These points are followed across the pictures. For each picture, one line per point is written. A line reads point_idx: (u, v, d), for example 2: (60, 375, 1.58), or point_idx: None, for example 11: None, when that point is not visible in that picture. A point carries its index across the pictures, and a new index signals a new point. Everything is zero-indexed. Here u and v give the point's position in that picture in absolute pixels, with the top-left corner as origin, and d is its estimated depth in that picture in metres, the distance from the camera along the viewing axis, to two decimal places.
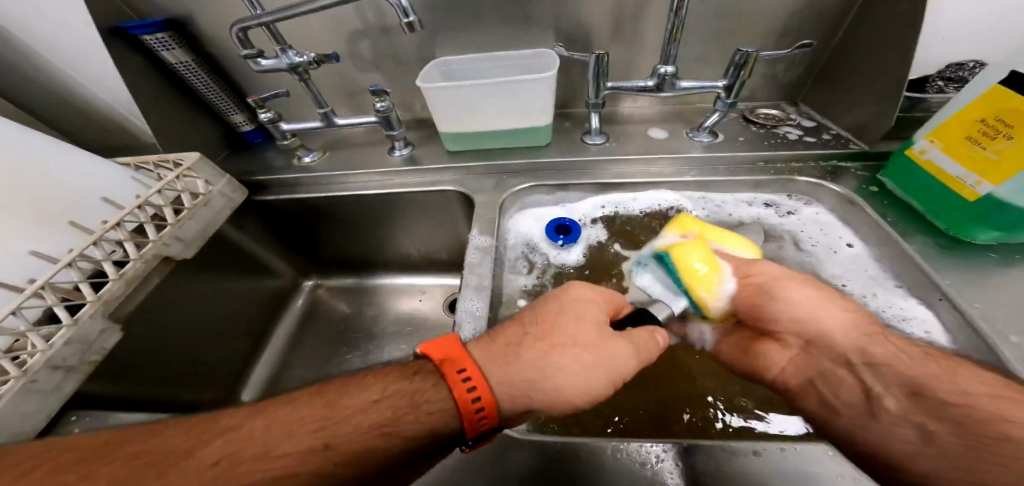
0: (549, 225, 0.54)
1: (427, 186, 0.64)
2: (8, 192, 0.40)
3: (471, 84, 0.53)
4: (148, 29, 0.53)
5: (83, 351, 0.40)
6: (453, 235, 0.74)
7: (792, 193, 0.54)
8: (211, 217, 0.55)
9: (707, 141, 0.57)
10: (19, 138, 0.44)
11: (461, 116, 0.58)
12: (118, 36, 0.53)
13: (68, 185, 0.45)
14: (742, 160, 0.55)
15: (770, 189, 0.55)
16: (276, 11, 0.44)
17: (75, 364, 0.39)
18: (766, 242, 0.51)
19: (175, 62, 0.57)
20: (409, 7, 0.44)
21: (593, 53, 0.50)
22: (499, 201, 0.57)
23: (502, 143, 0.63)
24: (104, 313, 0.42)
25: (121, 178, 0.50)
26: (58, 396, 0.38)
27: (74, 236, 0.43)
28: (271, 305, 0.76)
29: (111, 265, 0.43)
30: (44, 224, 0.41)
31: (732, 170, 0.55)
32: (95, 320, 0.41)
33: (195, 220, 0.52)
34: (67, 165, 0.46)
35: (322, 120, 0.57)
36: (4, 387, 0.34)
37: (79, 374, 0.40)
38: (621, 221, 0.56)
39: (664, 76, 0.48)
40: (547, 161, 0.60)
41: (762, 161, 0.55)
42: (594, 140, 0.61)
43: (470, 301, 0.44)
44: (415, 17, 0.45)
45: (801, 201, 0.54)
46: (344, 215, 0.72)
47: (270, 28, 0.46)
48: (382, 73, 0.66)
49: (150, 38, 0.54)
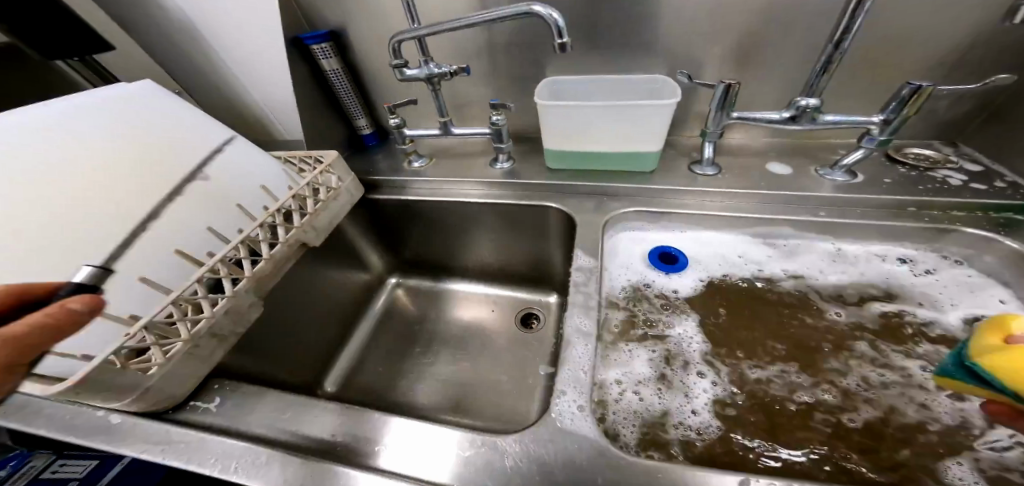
0: (653, 251, 0.53)
1: (523, 200, 0.65)
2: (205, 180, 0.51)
3: (588, 106, 0.54)
4: (318, 40, 0.65)
5: (235, 322, 0.45)
6: (539, 251, 0.74)
7: (948, 247, 0.47)
8: (337, 210, 0.62)
9: (843, 181, 0.52)
10: (217, 137, 0.56)
11: (569, 136, 0.59)
12: (295, 45, 0.66)
13: (237, 175, 0.55)
14: (886, 204, 0.49)
15: (921, 238, 0.48)
16: (430, 25, 0.51)
17: (228, 334, 0.45)
18: (918, 298, 0.44)
19: (329, 69, 0.69)
20: (565, 27, 0.42)
21: (724, 83, 0.48)
22: (602, 222, 0.56)
23: (608, 165, 0.62)
24: (254, 286, 0.48)
25: (274, 171, 0.60)
26: (210, 363, 0.43)
27: (239, 217, 0.53)
28: (360, 297, 0.81)
29: (264, 247, 0.49)
30: (223, 205, 0.52)
31: (870, 213, 0.50)
32: (247, 292, 0.47)
33: (326, 210, 0.60)
34: (243, 159, 0.57)
35: (441, 128, 0.63)
36: (177, 347, 0.39)
37: (228, 343, 0.45)
38: (733, 256, 0.52)
39: (806, 108, 0.45)
40: (652, 186, 0.59)
41: (913, 206, 0.49)
42: (704, 171, 0.58)
43: (577, 319, 0.43)
44: (568, 38, 0.43)
45: (961, 257, 0.46)
46: (439, 219, 0.76)
47: (421, 41, 0.54)
48: (493, 92, 0.71)
49: (317, 47, 0.66)
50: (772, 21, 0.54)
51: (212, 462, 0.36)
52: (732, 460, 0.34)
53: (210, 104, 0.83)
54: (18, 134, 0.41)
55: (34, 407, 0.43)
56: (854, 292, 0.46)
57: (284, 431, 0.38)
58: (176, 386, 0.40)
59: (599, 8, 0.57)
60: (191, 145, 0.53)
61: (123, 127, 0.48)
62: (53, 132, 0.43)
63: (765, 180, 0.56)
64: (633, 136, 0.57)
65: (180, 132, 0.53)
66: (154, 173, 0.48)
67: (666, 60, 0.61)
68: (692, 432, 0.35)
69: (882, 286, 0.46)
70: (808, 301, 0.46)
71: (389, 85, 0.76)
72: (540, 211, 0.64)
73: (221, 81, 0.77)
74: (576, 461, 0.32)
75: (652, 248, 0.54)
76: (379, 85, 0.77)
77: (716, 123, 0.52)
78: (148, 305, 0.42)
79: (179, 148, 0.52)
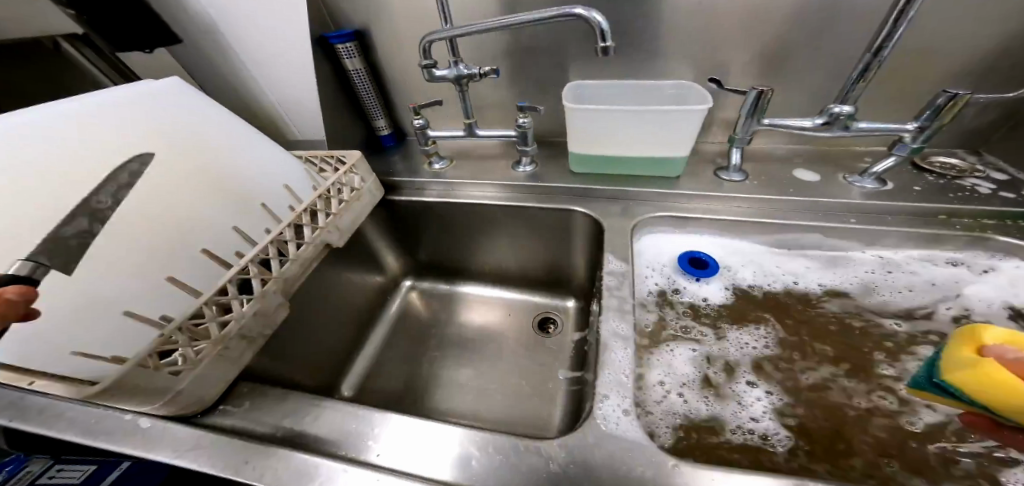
0: (683, 258, 0.53)
1: (547, 204, 0.65)
2: (230, 179, 0.50)
3: (618, 110, 0.54)
4: (342, 39, 0.66)
5: (263, 324, 0.44)
6: (558, 256, 0.74)
7: (981, 253, 0.48)
8: (359, 211, 0.62)
9: (871, 189, 0.52)
10: (241, 135, 0.55)
11: (595, 141, 0.60)
12: (319, 44, 0.67)
13: (262, 174, 0.54)
14: (907, 209, 0.51)
15: (953, 244, 0.48)
16: (460, 27, 0.51)
17: (256, 336, 0.43)
18: (953, 304, 0.45)
19: (352, 68, 0.69)
20: (608, 31, 0.44)
21: (755, 88, 0.49)
22: (630, 226, 0.56)
23: (632, 171, 0.62)
24: (281, 288, 0.47)
25: (296, 171, 0.59)
26: (239, 365, 0.42)
27: (263, 218, 0.52)
28: (375, 301, 0.80)
29: (292, 247, 0.48)
30: (247, 205, 0.51)
31: (896, 219, 0.51)
32: (275, 294, 0.45)
33: (349, 212, 0.59)
34: (268, 158, 0.56)
35: (466, 130, 0.62)
36: (208, 347, 0.38)
37: (256, 346, 0.44)
38: (762, 261, 0.53)
39: (839, 115, 0.47)
40: (679, 190, 0.59)
41: (943, 214, 0.50)
42: (730, 178, 0.58)
43: (613, 323, 0.43)
44: (610, 42, 0.45)
45: (994, 264, 0.47)
46: (459, 221, 0.76)
47: (451, 42, 0.53)
48: (516, 95, 0.71)
49: (342, 46, 0.67)
50: (798, 30, 0.55)
51: (248, 470, 0.33)
52: (800, 468, 0.34)
53: (226, 104, 0.82)
54: (47, 123, 0.39)
55: (51, 410, 0.40)
56: (886, 299, 0.46)
57: (321, 434, 0.37)
58: (207, 388, 0.39)
59: (627, 14, 0.58)
60: (217, 143, 0.51)
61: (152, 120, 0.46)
62: (88, 124, 0.41)
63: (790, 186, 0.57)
64: (660, 140, 0.57)
65: (207, 127, 0.51)
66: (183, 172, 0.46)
67: (691, 67, 0.62)
68: (757, 437, 0.36)
69: (912, 292, 0.46)
70: (841, 307, 0.46)
71: (409, 87, 0.76)
72: (561, 214, 0.65)
73: (239, 81, 0.77)
74: (627, 466, 0.31)
75: (680, 255, 0.54)
76: (399, 87, 0.77)
77: (744, 128, 0.52)
78: (176, 306, 0.42)
79: (207, 145, 0.50)
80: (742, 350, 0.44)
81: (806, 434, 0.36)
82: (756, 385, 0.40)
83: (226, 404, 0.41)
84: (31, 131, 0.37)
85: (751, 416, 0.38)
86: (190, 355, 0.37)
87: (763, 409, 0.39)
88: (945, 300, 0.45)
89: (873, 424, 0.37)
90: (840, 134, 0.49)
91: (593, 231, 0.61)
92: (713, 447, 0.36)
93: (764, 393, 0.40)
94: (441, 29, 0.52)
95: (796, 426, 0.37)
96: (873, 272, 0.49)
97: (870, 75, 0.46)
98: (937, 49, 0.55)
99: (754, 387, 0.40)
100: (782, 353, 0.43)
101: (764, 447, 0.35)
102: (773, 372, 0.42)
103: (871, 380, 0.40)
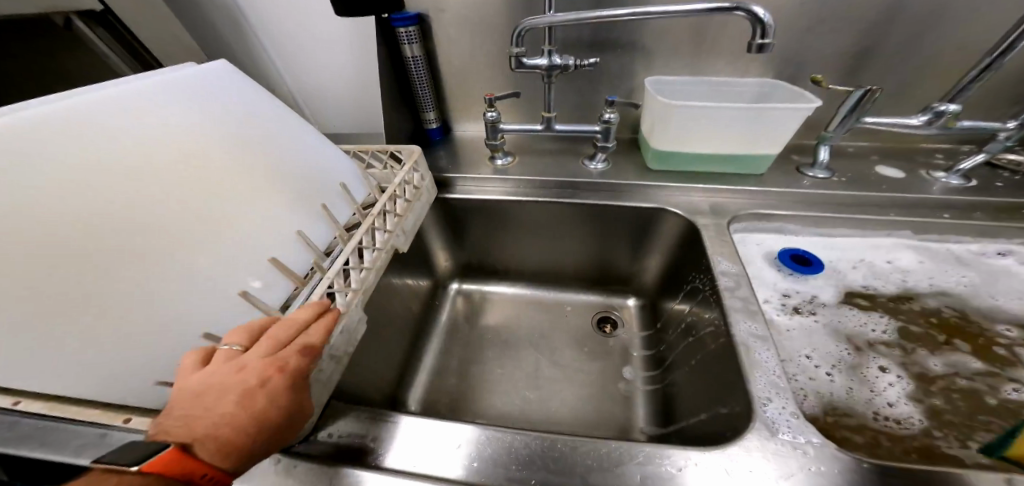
0: (784, 253, 0.56)
1: (630, 203, 0.66)
2: (308, 177, 0.45)
3: (721, 107, 0.57)
4: (406, 23, 0.65)
5: None
6: (625, 256, 0.74)
7: None
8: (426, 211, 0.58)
9: (959, 184, 0.60)
10: (305, 129, 0.50)
11: (684, 139, 0.63)
12: (381, 26, 0.66)
13: (331, 172, 0.49)
14: (950, 205, 0.57)
15: (1009, 238, 0.54)
16: (567, 16, 0.54)
17: None
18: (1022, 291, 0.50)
19: (410, 54, 0.68)
20: (768, 29, 0.47)
21: (864, 87, 0.53)
22: (729, 221, 0.59)
23: (719, 167, 0.66)
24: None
25: (354, 168, 0.53)
26: None
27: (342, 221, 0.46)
28: (431, 308, 0.77)
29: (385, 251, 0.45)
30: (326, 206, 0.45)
31: (941, 214, 0.57)
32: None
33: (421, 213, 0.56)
34: (333, 155, 0.51)
35: (545, 124, 0.66)
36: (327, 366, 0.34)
37: None
38: (832, 255, 0.56)
39: (943, 113, 0.52)
40: (745, 187, 0.63)
41: (996, 212, 0.56)
42: (815, 174, 0.64)
43: (745, 324, 0.43)
44: (767, 39, 0.48)
45: None
46: (525, 222, 0.74)
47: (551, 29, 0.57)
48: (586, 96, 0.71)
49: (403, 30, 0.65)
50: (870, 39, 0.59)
51: (418, 476, 0.32)
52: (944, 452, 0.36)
53: None
54: (106, 110, 0.31)
55: None
56: (947, 286, 0.52)
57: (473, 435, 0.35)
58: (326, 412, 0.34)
59: None
60: (289, 137, 0.46)
61: (210, 106, 0.39)
62: (147, 111, 0.33)
63: (844, 185, 0.62)
64: (741, 138, 0.61)
65: (264, 116, 0.45)
66: (257, 167, 0.40)
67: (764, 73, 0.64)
68: (895, 422, 0.39)
69: (966, 277, 0.52)
70: (913, 295, 0.51)
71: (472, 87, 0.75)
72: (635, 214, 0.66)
73: None
74: (838, 466, 0.31)
75: (781, 250, 0.57)
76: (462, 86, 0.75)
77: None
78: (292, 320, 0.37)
79: (269, 136, 0.44)
80: (854, 329, 0.47)
81: (940, 416, 0.39)
82: (888, 370, 0.43)
83: (328, 429, 0.36)
84: (84, 122, 0.30)
85: (886, 402, 0.40)
86: (320, 377, 0.33)
87: (896, 395, 0.41)
88: (1014, 288, 0.50)
89: (988, 402, 0.40)
90: (922, 130, 0.54)
91: (684, 231, 0.63)
92: (860, 430, 0.38)
93: (895, 378, 0.42)
94: (546, 16, 0.55)
95: (928, 410, 0.40)
96: (949, 267, 0.53)
97: (967, 79, 0.54)
98: (956, 67, 0.63)
99: (885, 372, 0.43)
100: (886, 343, 0.46)
101: (901, 427, 0.38)
102: (888, 361, 0.44)
103: (968, 361, 0.44)
